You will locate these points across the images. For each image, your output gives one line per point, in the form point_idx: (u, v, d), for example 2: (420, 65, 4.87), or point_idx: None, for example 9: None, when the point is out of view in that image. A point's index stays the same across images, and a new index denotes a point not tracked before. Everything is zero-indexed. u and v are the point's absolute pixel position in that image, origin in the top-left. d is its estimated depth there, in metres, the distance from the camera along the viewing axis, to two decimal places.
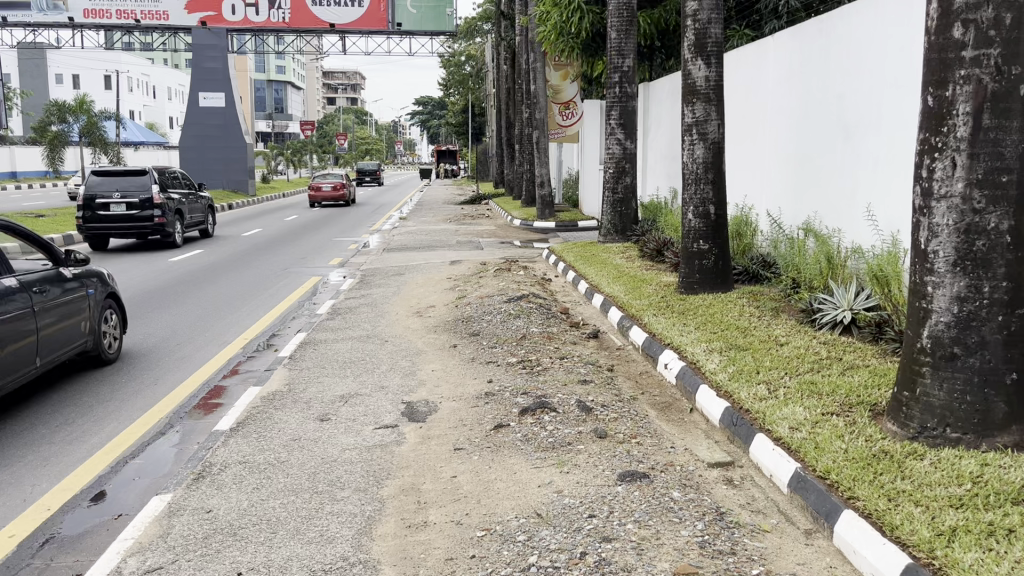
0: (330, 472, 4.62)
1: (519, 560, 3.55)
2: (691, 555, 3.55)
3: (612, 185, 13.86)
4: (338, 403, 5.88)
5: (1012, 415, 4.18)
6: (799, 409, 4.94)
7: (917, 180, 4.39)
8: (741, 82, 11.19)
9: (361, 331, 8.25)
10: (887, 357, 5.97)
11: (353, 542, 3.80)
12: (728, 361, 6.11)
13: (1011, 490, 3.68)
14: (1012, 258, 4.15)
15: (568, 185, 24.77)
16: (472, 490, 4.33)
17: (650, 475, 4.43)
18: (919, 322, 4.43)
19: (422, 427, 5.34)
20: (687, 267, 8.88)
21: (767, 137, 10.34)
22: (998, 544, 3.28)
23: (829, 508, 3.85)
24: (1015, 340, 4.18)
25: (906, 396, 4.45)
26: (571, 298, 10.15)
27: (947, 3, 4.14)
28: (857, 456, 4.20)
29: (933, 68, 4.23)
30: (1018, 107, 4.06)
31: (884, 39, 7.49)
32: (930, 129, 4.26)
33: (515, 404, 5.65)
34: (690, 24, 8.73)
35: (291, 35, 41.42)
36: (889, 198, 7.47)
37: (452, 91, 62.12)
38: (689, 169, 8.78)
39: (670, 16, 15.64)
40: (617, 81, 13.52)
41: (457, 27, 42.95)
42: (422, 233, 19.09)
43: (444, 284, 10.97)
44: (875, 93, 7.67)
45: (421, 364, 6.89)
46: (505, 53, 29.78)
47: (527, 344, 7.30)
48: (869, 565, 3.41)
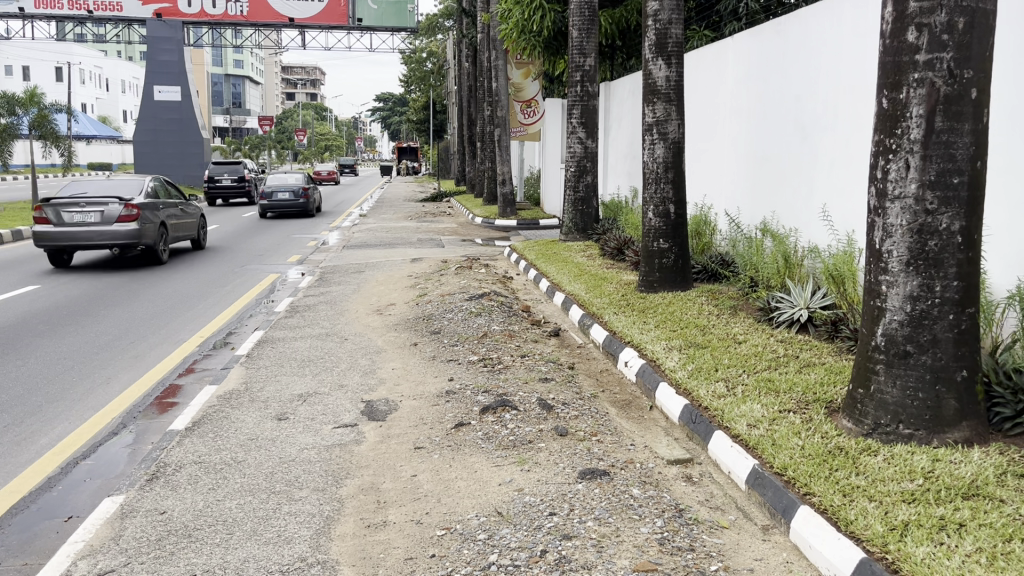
0: (288, 472, 4.56)
1: (480, 559, 3.54)
2: (651, 553, 3.56)
3: (573, 185, 13.90)
4: (296, 403, 5.79)
5: (962, 412, 4.28)
6: (757, 406, 5.00)
7: (871, 180, 4.48)
8: (700, 83, 11.30)
9: (320, 329, 8.18)
10: (842, 355, 6.07)
11: (311, 543, 3.76)
12: (686, 359, 6.17)
13: (962, 485, 3.76)
14: (963, 258, 4.23)
15: (531, 184, 24.79)
16: (432, 490, 4.30)
17: (610, 473, 4.45)
18: (873, 320, 4.50)
19: (382, 426, 5.30)
20: (648, 265, 8.93)
21: (725, 138, 10.44)
22: (950, 538, 3.35)
23: (786, 504, 3.90)
24: (965, 338, 4.28)
25: (860, 394, 4.53)
26: (532, 296, 10.16)
27: (902, 8, 4.22)
28: (814, 453, 4.26)
29: (888, 71, 4.32)
30: (970, 109, 4.14)
31: (841, 43, 7.61)
32: (884, 131, 4.35)
33: (476, 403, 5.62)
34: (651, 24, 8.81)
35: (250, 29, 40.88)
36: (843, 199, 7.60)
37: (413, 87, 61.96)
38: (649, 168, 8.82)
39: (631, 16, 15.73)
40: (579, 80, 13.54)
41: (418, 24, 42.87)
42: (382, 230, 18.95)
43: (404, 282, 10.88)
44: (831, 97, 7.80)
45: (381, 363, 6.85)
46: (467, 52, 29.76)
47: (488, 343, 7.27)
48: (825, 560, 3.46)
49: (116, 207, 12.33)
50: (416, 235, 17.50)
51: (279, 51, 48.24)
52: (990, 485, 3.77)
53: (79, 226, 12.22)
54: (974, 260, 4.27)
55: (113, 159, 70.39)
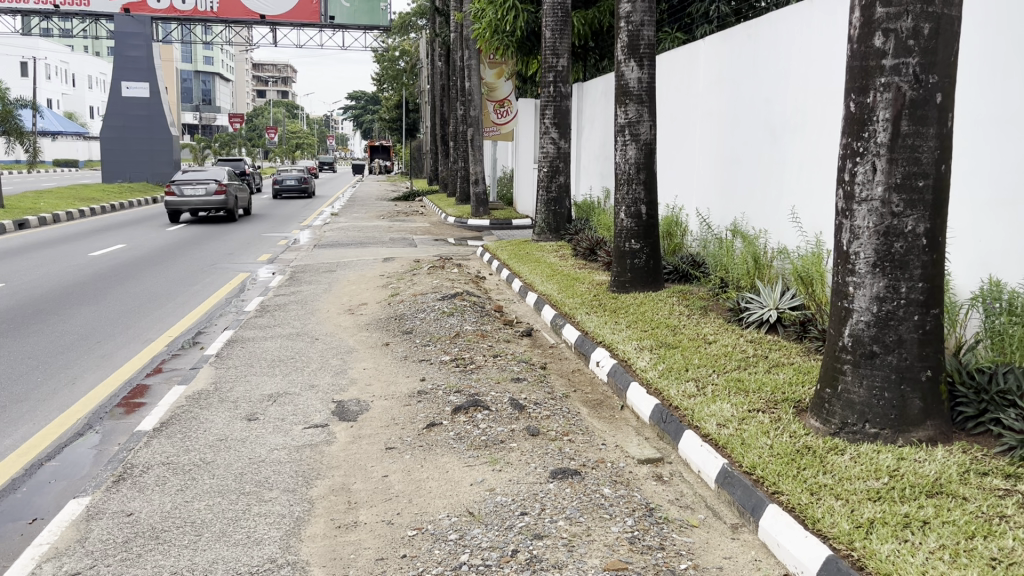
0: (257, 473, 4.52)
1: (451, 559, 3.54)
2: (621, 551, 3.58)
3: (546, 185, 13.93)
4: (266, 403, 5.74)
5: (926, 411, 4.36)
6: (727, 406, 5.04)
7: (839, 183, 4.54)
8: (672, 84, 11.38)
9: (290, 329, 8.12)
10: (810, 354, 6.15)
11: (281, 544, 3.74)
12: (657, 359, 6.21)
13: (926, 483, 3.83)
14: (927, 260, 4.30)
15: (504, 184, 24.80)
16: (404, 490, 4.29)
17: (581, 472, 4.47)
18: (840, 321, 4.57)
19: (354, 426, 5.27)
20: (620, 266, 8.97)
21: (697, 140, 10.52)
22: (914, 535, 3.41)
23: (754, 503, 3.94)
24: (929, 339, 4.36)
25: (828, 393, 4.60)
26: (504, 296, 10.17)
27: (870, 13, 4.28)
28: (782, 453, 4.30)
29: (856, 75, 4.39)
30: (935, 114, 4.21)
31: (809, 47, 7.72)
32: (852, 134, 4.41)
33: (448, 403, 5.62)
34: (623, 25, 8.86)
35: (221, 26, 40.52)
36: (812, 201, 7.70)
37: (385, 87, 61.82)
38: (621, 169, 8.86)
39: (604, 17, 15.82)
40: (552, 81, 13.60)
41: (391, 23, 42.87)
42: (355, 229, 18.82)
43: (376, 281, 10.85)
44: (799, 101, 7.91)
45: (352, 363, 6.82)
46: (440, 50, 29.75)
47: (461, 342, 7.27)
48: (792, 558, 3.50)
49: (214, 185, 20.52)
50: (389, 234, 17.43)
51: (250, 47, 47.95)
52: (953, 483, 3.84)
53: (191, 197, 20.28)
54: (938, 262, 4.34)
55: (80, 156, 69.35)
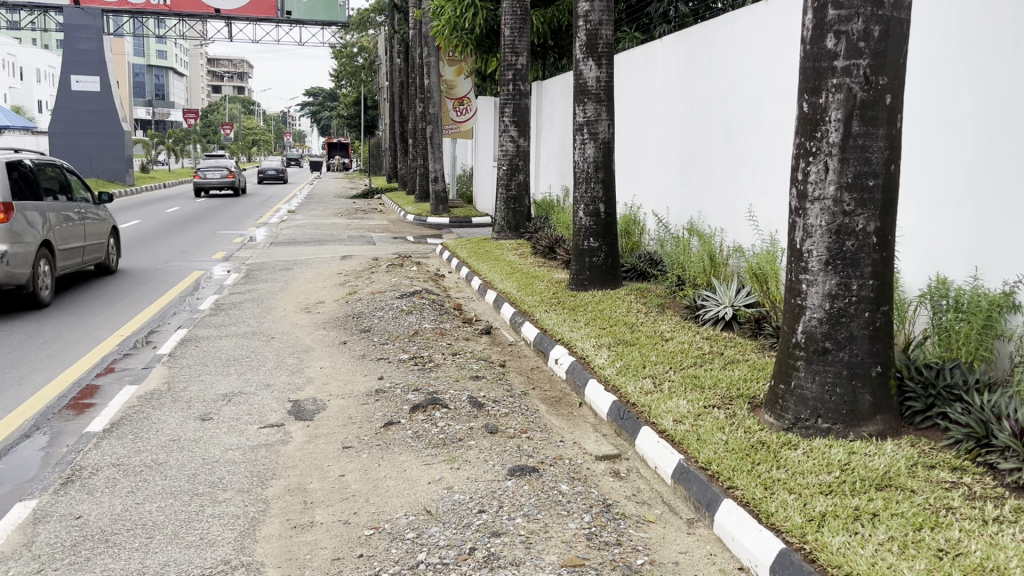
0: (211, 474, 4.46)
1: (409, 557, 3.52)
2: (579, 548, 3.60)
3: (505, 183, 13.94)
4: (220, 402, 5.66)
5: (876, 406, 4.45)
6: (683, 402, 5.09)
7: (792, 182, 4.61)
8: (629, 84, 11.46)
9: (246, 328, 8.01)
10: (764, 351, 6.25)
11: (235, 545, 3.68)
12: (616, 356, 6.25)
13: (876, 476, 3.91)
14: (878, 258, 4.39)
15: (464, 182, 24.71)
16: (361, 489, 4.26)
17: (539, 470, 4.48)
18: (794, 318, 4.64)
19: (310, 426, 5.22)
20: (578, 263, 9.00)
21: (654, 139, 10.61)
22: (864, 528, 3.47)
23: (710, 498, 3.99)
24: (879, 335, 4.45)
25: (781, 389, 4.67)
26: (463, 295, 10.13)
27: (822, 15, 4.36)
28: (737, 448, 4.36)
29: (809, 76, 4.46)
30: (884, 115, 4.29)
31: (763, 48, 7.83)
32: (805, 134, 4.48)
33: (406, 401, 5.60)
34: (581, 25, 8.90)
35: (174, 20, 39.93)
36: (766, 200, 7.81)
37: (344, 82, 61.33)
38: (580, 168, 8.89)
39: (563, 16, 15.87)
40: (511, 79, 13.59)
41: (349, 19, 42.76)
42: (312, 227, 18.62)
43: (334, 279, 10.75)
44: (754, 101, 8.02)
45: (309, 362, 6.75)
46: (398, 47, 29.60)
47: (420, 340, 7.24)
48: (746, 552, 3.55)
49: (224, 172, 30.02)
50: (348, 232, 17.33)
51: (205, 41, 47.27)
52: (901, 476, 3.92)
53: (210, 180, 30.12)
54: (888, 260, 4.43)
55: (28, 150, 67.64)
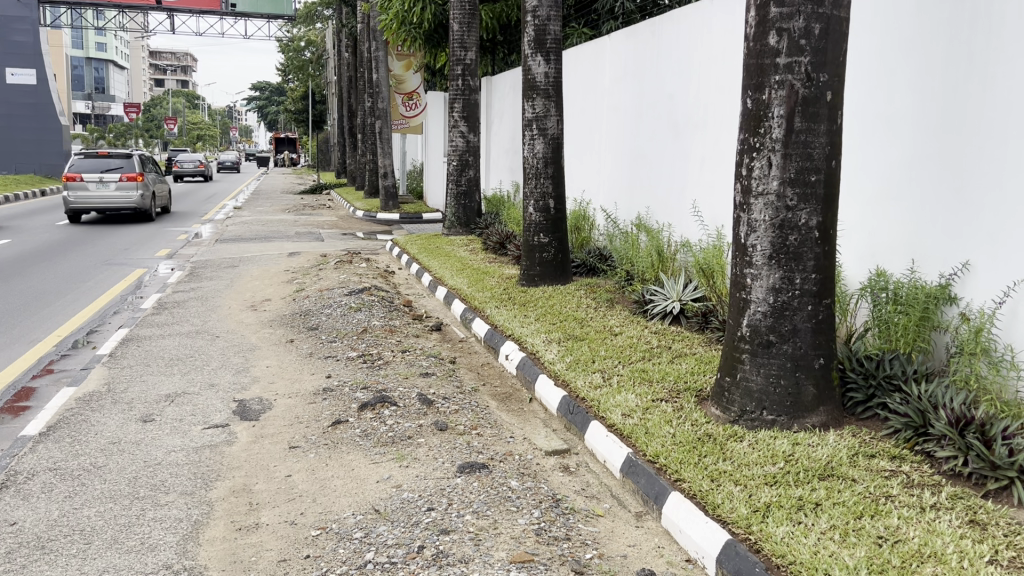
0: (152, 476, 4.35)
1: (356, 557, 3.48)
2: (528, 543, 3.60)
3: (455, 178, 13.87)
4: (162, 403, 5.54)
5: (819, 398, 4.54)
6: (631, 396, 5.13)
7: (737, 177, 4.66)
8: (578, 81, 11.50)
9: (189, 327, 7.83)
10: (711, 344, 6.33)
11: (177, 549, 3.60)
12: (565, 351, 6.26)
13: (819, 467, 3.98)
14: (820, 252, 4.47)
15: (414, 179, 24.52)
16: (308, 489, 4.20)
17: (489, 466, 4.46)
18: (739, 311, 4.69)
19: (256, 426, 5.13)
20: (529, 260, 9.00)
21: (603, 135, 10.65)
22: (807, 517, 3.54)
23: (658, 491, 4.03)
24: (822, 328, 4.53)
25: (727, 381, 4.73)
26: (414, 292, 10.04)
27: (765, 13, 4.41)
28: (684, 441, 4.40)
29: (752, 72, 4.51)
30: (825, 111, 4.37)
31: (708, 45, 7.93)
32: (749, 130, 4.54)
33: (354, 399, 5.53)
34: (529, 20, 8.90)
35: (114, 11, 38.98)
36: (711, 196, 7.91)
37: (291, 77, 60.49)
38: (530, 163, 8.90)
39: (512, 11, 15.85)
40: (460, 74, 13.50)
41: (296, 13, 42.41)
42: (258, 223, 18.32)
43: (281, 277, 10.60)
44: (700, 98, 8.11)
45: (256, 361, 6.64)
46: (346, 41, 29.35)
47: (368, 337, 7.18)
48: (693, 543, 3.59)
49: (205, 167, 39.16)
50: (296, 229, 17.11)
51: (147, 34, 46.40)
52: (843, 466, 4.00)
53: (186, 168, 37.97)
54: (829, 253, 4.51)
55: None
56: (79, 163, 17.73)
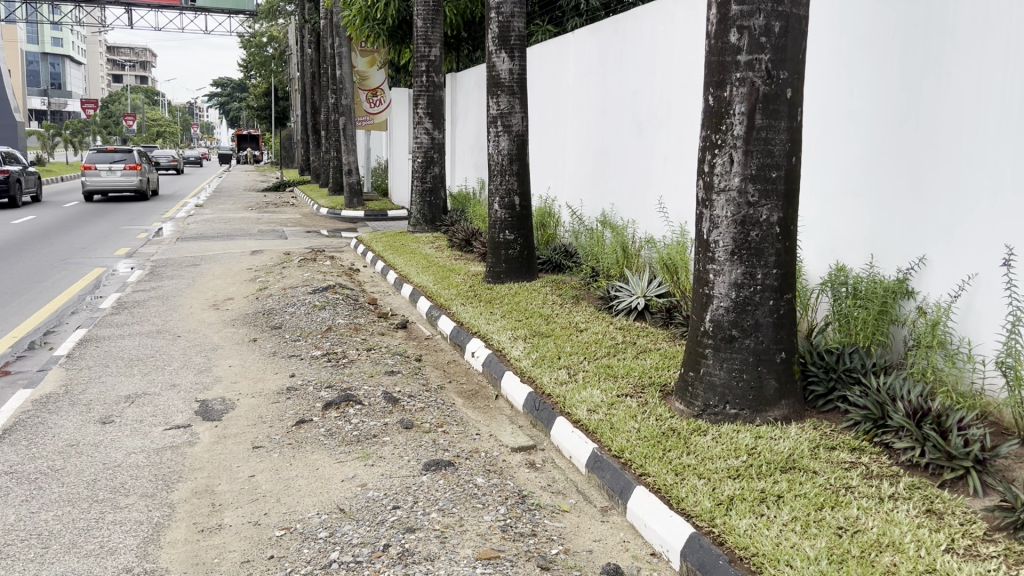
0: (112, 479, 4.28)
1: (321, 556, 3.46)
2: (494, 540, 3.60)
3: (421, 175, 13.82)
4: (122, 404, 5.45)
5: (781, 391, 4.60)
6: (597, 392, 5.15)
7: (699, 174, 4.70)
8: (543, 78, 11.52)
9: (149, 327, 7.70)
10: (675, 340, 6.38)
11: (137, 552, 3.55)
12: (531, 348, 6.27)
13: (780, 459, 4.03)
14: (781, 247, 4.52)
15: (378, 175, 24.36)
16: (271, 489, 4.17)
17: (454, 464, 4.45)
18: (702, 307, 4.73)
19: (218, 426, 5.07)
20: (494, 257, 8.98)
21: (568, 131, 10.68)
22: (769, 509, 3.58)
23: (623, 485, 4.05)
24: (783, 322, 4.59)
25: (691, 376, 4.78)
26: (379, 289, 9.99)
27: (725, 10, 4.45)
28: (649, 435, 4.43)
29: (714, 70, 4.55)
30: (785, 108, 4.42)
31: (671, 42, 7.98)
32: (711, 127, 4.58)
33: (318, 398, 5.49)
34: (494, 16, 8.88)
35: (70, 5, 38.34)
36: (675, 192, 7.98)
37: (252, 73, 59.87)
38: (495, 160, 8.90)
39: (476, 8, 15.85)
40: (424, 70, 13.44)
41: (258, 9, 42.21)
42: (220, 221, 18.06)
43: (244, 275, 10.47)
44: (663, 95, 8.16)
45: (218, 361, 6.54)
46: (309, 38, 29.14)
47: (332, 336, 7.12)
48: (658, 537, 3.62)
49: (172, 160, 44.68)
50: (259, 226, 16.93)
51: (103, 30, 45.74)
52: (805, 458, 4.06)
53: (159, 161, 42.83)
54: (790, 249, 4.57)
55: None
56: (94, 156, 24.39)
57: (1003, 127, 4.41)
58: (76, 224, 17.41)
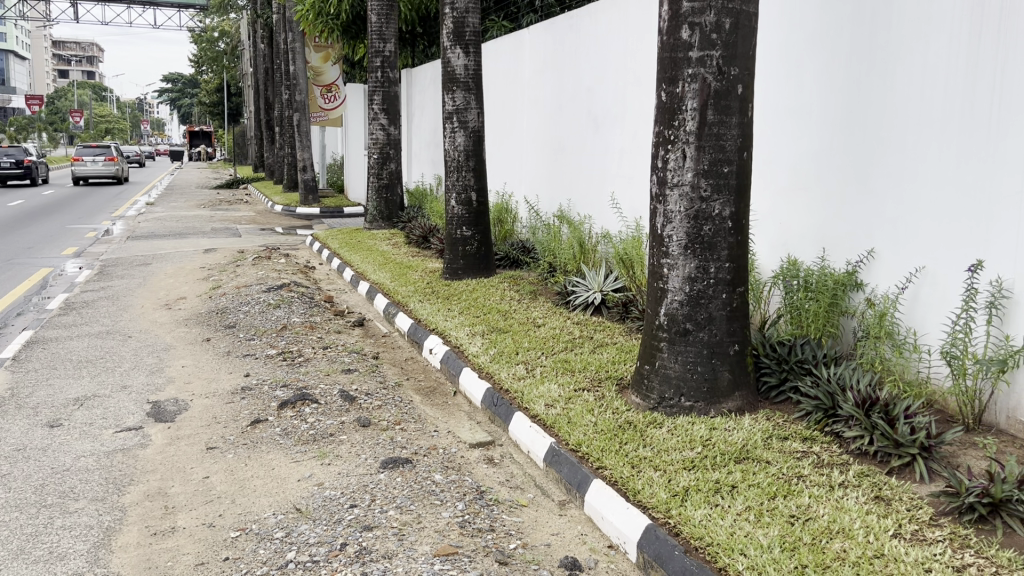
0: (61, 483, 4.19)
1: (277, 557, 3.43)
2: (452, 536, 3.60)
3: (376, 171, 13.72)
4: (71, 407, 5.34)
5: (734, 382, 4.67)
6: (554, 387, 5.17)
7: (652, 169, 4.75)
8: (498, 74, 11.52)
9: (99, 327, 7.55)
10: (631, 333, 6.45)
11: (88, 557, 3.48)
12: (489, 344, 6.27)
13: (734, 450, 4.10)
14: (733, 242, 4.59)
15: (333, 171, 24.14)
16: (226, 490, 4.12)
17: (413, 461, 4.44)
18: (657, 300, 4.78)
19: (171, 427, 5.00)
20: (451, 253, 8.96)
21: (524, 127, 10.70)
22: (723, 499, 3.63)
23: (580, 479, 4.08)
24: (736, 315, 4.65)
25: (646, 369, 4.82)
26: (335, 287, 9.91)
27: (676, 7, 4.50)
28: (605, 429, 4.46)
29: (666, 66, 4.60)
30: (736, 104, 4.48)
31: (625, 39, 8.03)
32: (664, 123, 4.62)
33: (274, 398, 5.43)
34: (448, 12, 8.84)
35: None
36: (630, 187, 8.05)
37: (204, 68, 58.93)
38: (451, 156, 8.88)
39: (432, 3, 15.78)
40: (379, 66, 13.31)
41: (208, 3, 41.82)
42: (172, 219, 17.74)
43: (196, 274, 10.32)
44: (618, 91, 8.20)
45: (170, 361, 6.44)
46: (262, 33, 28.81)
47: (288, 335, 7.05)
48: (615, 530, 3.66)
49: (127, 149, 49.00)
50: (212, 224, 16.69)
51: (48, 24, 44.70)
52: (758, 449, 4.13)
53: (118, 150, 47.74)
54: (741, 243, 4.64)
55: None
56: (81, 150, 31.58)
57: (946, 123, 4.52)
58: (20, 224, 16.81)
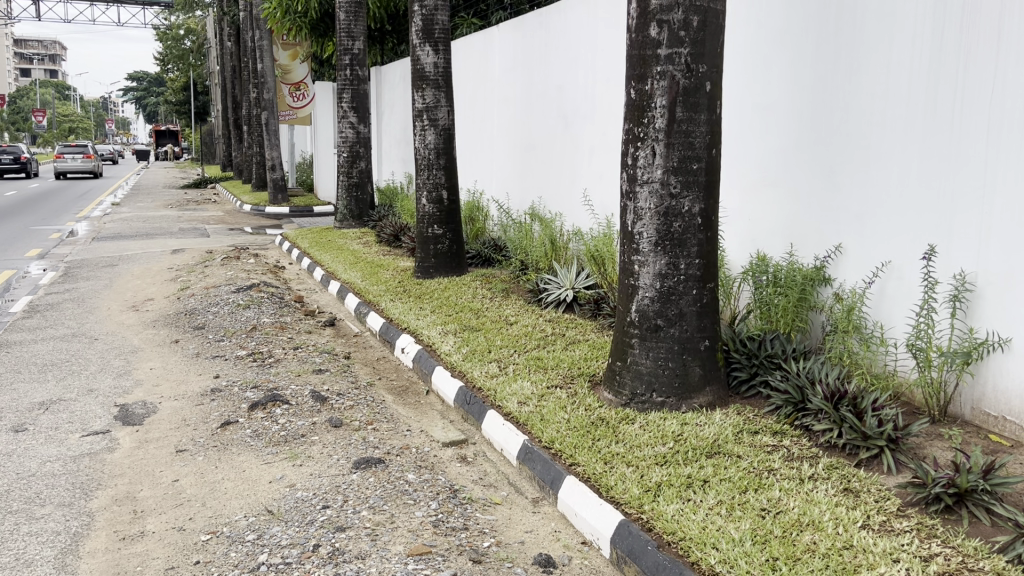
0: (26, 489, 4.11)
1: (248, 560, 3.39)
2: (425, 536, 3.59)
3: (346, 170, 13.64)
4: (36, 411, 5.25)
5: (705, 377, 4.70)
6: (527, 384, 5.18)
7: (623, 166, 4.76)
8: (468, 73, 11.50)
9: (65, 330, 7.44)
10: (603, 330, 6.48)
11: (54, 563, 3.42)
12: (461, 342, 6.26)
13: (705, 445, 4.13)
14: (702, 238, 4.62)
15: (302, 170, 23.96)
16: (196, 493, 4.07)
17: (385, 461, 4.42)
18: (628, 297, 4.80)
19: (139, 430, 4.93)
20: (423, 250, 8.93)
21: (494, 125, 10.70)
22: (695, 494, 3.66)
23: (554, 476, 4.08)
24: (706, 310, 4.68)
25: (618, 365, 4.85)
26: (306, 287, 9.84)
27: (645, 4, 4.51)
28: (578, 426, 4.47)
29: (635, 63, 4.61)
30: (705, 101, 4.51)
31: (594, 37, 8.06)
32: (633, 120, 4.64)
33: (244, 399, 5.38)
34: (417, 10, 8.81)
35: None
36: (600, 184, 8.07)
37: (170, 66, 58.23)
38: (421, 154, 8.84)
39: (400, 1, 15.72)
40: (348, 64, 13.22)
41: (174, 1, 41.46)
42: (139, 220, 17.53)
43: (164, 275, 10.21)
44: (588, 89, 8.22)
45: (138, 363, 6.36)
46: (229, 31, 28.56)
47: (258, 335, 6.99)
48: (588, 526, 3.67)
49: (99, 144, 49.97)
50: (180, 224, 16.51)
51: (10, 22, 43.95)
52: (728, 443, 4.16)
53: None
54: (710, 240, 4.67)
55: None
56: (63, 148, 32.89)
57: (911, 120, 4.58)
58: None
